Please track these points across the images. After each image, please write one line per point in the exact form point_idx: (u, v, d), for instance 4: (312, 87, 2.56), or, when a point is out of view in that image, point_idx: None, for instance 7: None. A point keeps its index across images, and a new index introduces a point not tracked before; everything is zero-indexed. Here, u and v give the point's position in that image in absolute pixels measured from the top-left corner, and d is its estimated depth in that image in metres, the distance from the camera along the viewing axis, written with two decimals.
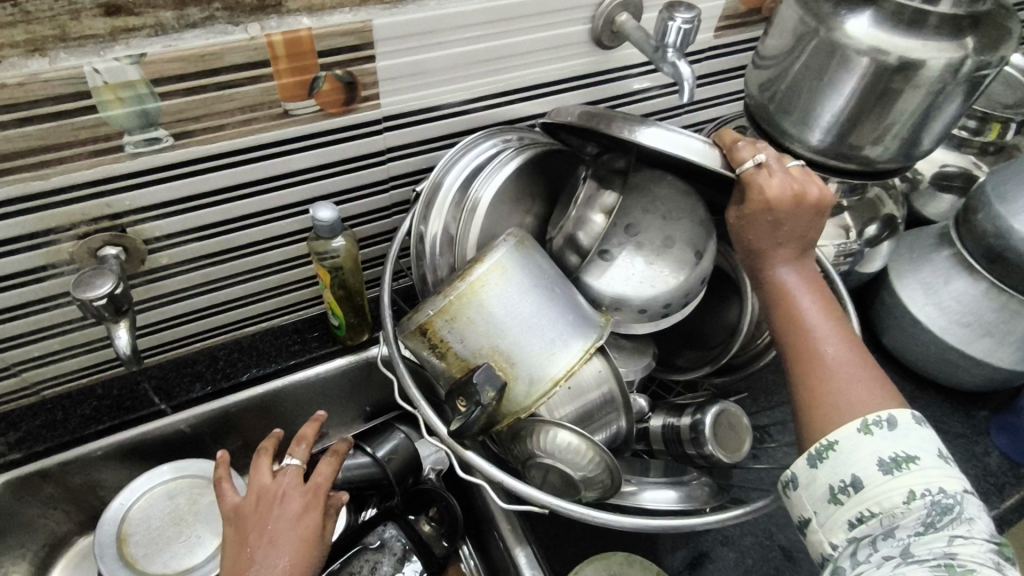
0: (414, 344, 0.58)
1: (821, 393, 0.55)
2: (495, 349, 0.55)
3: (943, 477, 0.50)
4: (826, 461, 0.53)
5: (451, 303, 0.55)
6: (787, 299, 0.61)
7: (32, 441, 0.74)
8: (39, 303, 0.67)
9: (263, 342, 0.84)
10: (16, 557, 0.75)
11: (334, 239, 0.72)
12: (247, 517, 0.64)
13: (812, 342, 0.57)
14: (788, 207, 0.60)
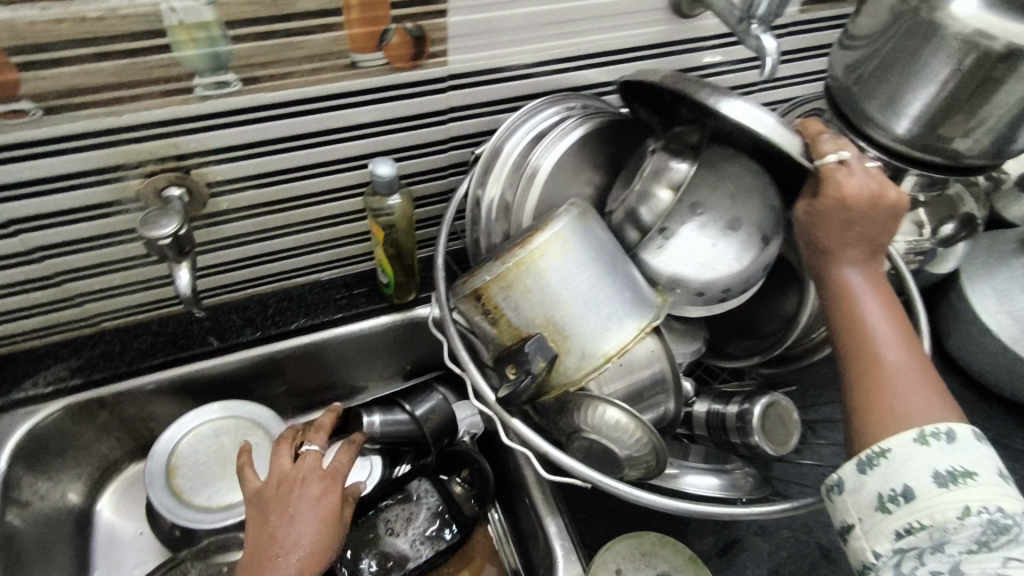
0: (467, 308, 0.57)
1: (879, 396, 0.53)
2: (548, 320, 0.54)
3: (1002, 498, 0.47)
4: (877, 468, 0.50)
5: (509, 270, 0.54)
6: (851, 300, 0.58)
7: (92, 369, 0.77)
8: (105, 237, 0.69)
9: (312, 293, 0.86)
10: (72, 479, 0.80)
11: (392, 197, 0.72)
12: (268, 500, 0.65)
13: (874, 346, 0.55)
14: (863, 208, 0.58)
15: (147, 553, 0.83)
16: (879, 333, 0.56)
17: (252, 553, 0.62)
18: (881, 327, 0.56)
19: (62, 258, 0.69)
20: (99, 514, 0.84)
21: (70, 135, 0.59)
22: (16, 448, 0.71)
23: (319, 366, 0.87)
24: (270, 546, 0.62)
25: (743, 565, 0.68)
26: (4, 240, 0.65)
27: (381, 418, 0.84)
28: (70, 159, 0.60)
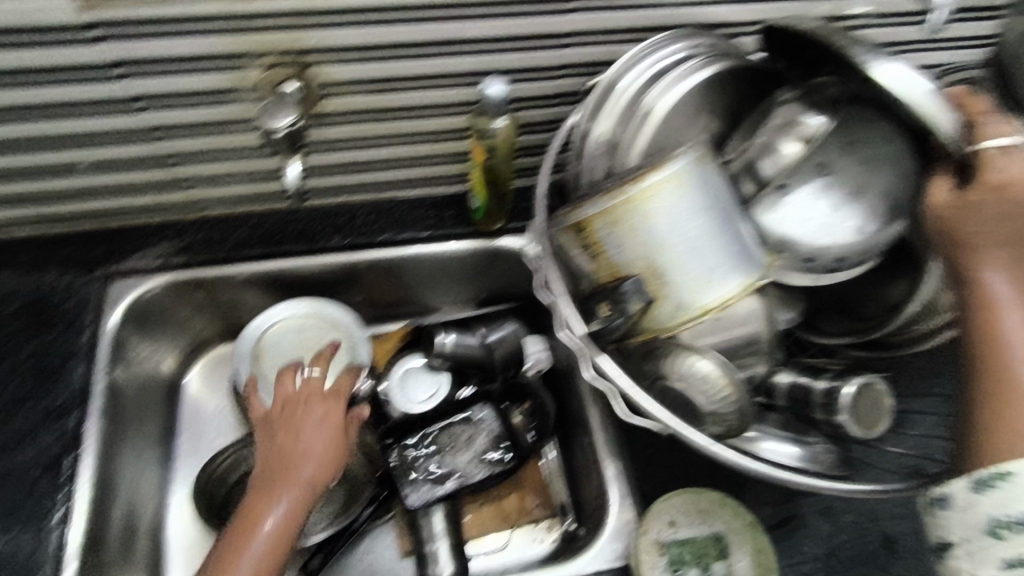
0: (567, 239, 0.55)
1: (1007, 418, 0.50)
2: (650, 264, 0.52)
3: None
4: (995, 489, 0.48)
5: (618, 206, 0.51)
6: (986, 311, 0.52)
7: (194, 251, 0.81)
8: (219, 125, 0.71)
9: (402, 210, 0.86)
10: (162, 348, 0.86)
11: (497, 118, 0.69)
12: (276, 420, 0.70)
13: (1005, 363, 0.51)
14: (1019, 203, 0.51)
15: (224, 429, 0.89)
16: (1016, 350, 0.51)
17: (264, 465, 0.66)
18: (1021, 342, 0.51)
19: (177, 140, 0.72)
20: (186, 387, 0.90)
21: (198, 16, 0.60)
22: (127, 308, 0.77)
23: (398, 281, 0.88)
24: (282, 459, 0.66)
25: (800, 542, 0.67)
26: (124, 113, 0.67)
27: (453, 339, 0.86)
28: (198, 40, 0.62)
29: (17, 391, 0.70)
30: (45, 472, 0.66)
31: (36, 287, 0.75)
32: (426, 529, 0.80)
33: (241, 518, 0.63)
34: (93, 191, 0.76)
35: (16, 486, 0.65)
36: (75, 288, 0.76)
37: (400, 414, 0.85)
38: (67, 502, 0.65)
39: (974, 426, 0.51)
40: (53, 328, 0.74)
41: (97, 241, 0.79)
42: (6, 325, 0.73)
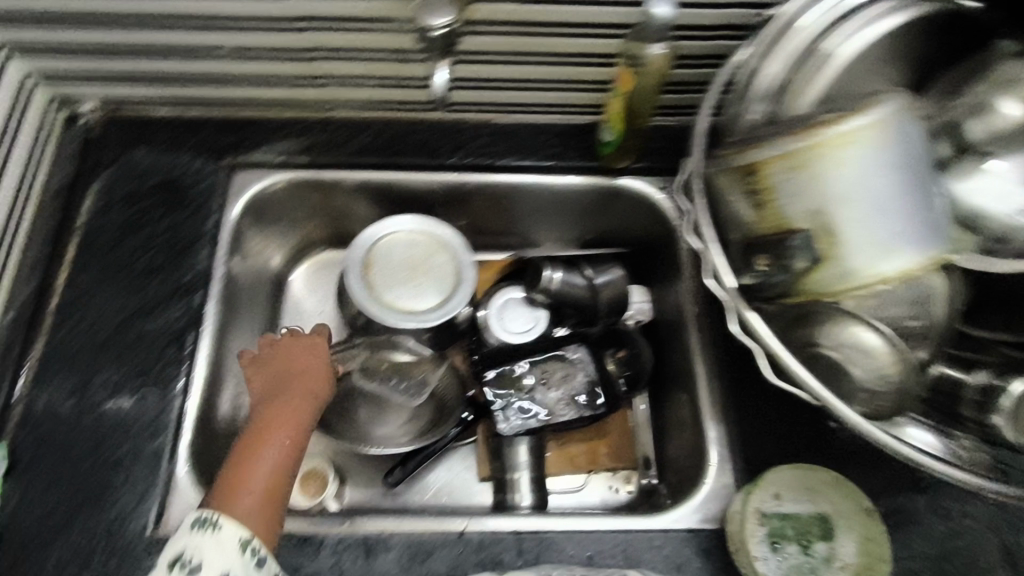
0: (734, 182, 0.51)
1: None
2: (827, 220, 0.47)
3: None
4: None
5: (807, 148, 0.46)
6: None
7: (318, 151, 0.80)
8: (364, 21, 0.68)
9: (526, 134, 0.82)
10: (275, 240, 0.87)
11: (654, 44, 0.64)
12: (269, 359, 0.71)
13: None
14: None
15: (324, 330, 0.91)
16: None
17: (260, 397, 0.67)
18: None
19: (319, 32, 0.70)
20: (292, 283, 0.92)
21: None
22: (250, 202, 0.78)
23: (510, 211, 0.87)
24: (281, 387, 0.68)
25: (910, 538, 0.63)
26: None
27: (560, 277, 0.83)
28: None
29: (150, 263, 0.72)
30: (171, 342, 0.69)
31: (170, 166, 0.77)
32: (510, 458, 0.80)
33: (248, 435, 0.62)
34: (231, 77, 0.75)
35: (146, 351, 0.68)
36: (206, 172, 0.77)
37: (495, 344, 0.85)
38: (187, 378, 0.68)
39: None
40: (185, 207, 0.75)
41: (227, 129, 0.79)
42: (142, 199, 0.75)
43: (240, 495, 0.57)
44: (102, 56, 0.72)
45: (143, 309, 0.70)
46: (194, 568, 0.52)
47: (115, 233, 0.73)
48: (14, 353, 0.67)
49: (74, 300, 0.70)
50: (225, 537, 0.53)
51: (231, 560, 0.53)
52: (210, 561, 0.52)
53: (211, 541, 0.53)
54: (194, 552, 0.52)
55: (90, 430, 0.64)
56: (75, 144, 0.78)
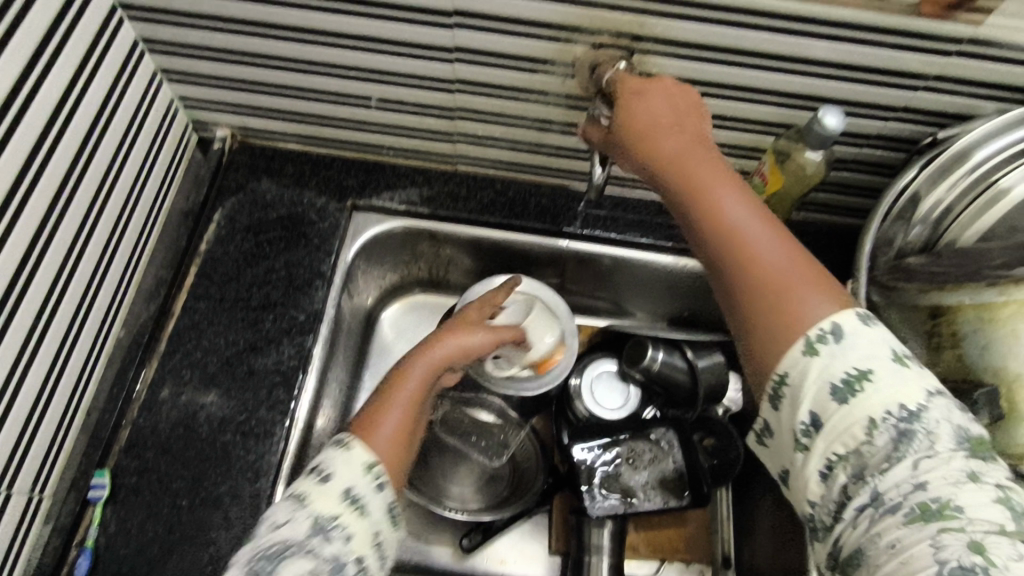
0: (912, 319, 0.52)
1: (779, 294, 0.46)
2: (1018, 377, 0.46)
3: (919, 395, 0.42)
4: (784, 401, 0.45)
5: (1006, 306, 0.46)
6: (690, 197, 0.51)
7: (439, 203, 0.80)
8: (512, 91, 0.67)
9: (648, 211, 0.82)
10: (375, 280, 0.86)
11: (814, 150, 0.61)
12: (468, 314, 0.68)
13: (754, 245, 0.48)
14: (677, 89, 0.56)
15: None
16: (715, 215, 0.49)
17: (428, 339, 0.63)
18: (716, 208, 0.50)
19: (470, 95, 0.69)
20: (382, 321, 0.89)
21: None
22: (363, 244, 0.78)
23: (617, 280, 0.84)
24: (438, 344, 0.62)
25: None
26: (439, 62, 0.65)
27: (663, 356, 0.81)
28: (539, 6, 0.57)
29: (266, 297, 0.72)
30: (280, 380, 0.68)
31: (294, 202, 0.78)
32: (592, 538, 0.76)
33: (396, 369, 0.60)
34: (368, 122, 0.75)
35: (255, 388, 0.68)
36: (329, 211, 0.78)
37: (588, 415, 0.83)
38: (290, 422, 0.67)
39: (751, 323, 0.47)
40: (305, 246, 0.76)
41: (354, 171, 0.81)
42: (264, 231, 0.76)
43: (377, 426, 0.54)
44: (249, 89, 0.73)
45: (256, 343, 0.70)
46: (328, 477, 0.50)
47: (234, 262, 0.74)
48: (128, 376, 0.68)
49: (190, 325, 0.70)
50: (353, 457, 0.51)
51: (356, 478, 0.50)
52: (343, 472, 0.50)
53: (342, 456, 0.51)
54: (329, 463, 0.51)
55: (193, 463, 0.64)
56: (207, 165, 0.80)
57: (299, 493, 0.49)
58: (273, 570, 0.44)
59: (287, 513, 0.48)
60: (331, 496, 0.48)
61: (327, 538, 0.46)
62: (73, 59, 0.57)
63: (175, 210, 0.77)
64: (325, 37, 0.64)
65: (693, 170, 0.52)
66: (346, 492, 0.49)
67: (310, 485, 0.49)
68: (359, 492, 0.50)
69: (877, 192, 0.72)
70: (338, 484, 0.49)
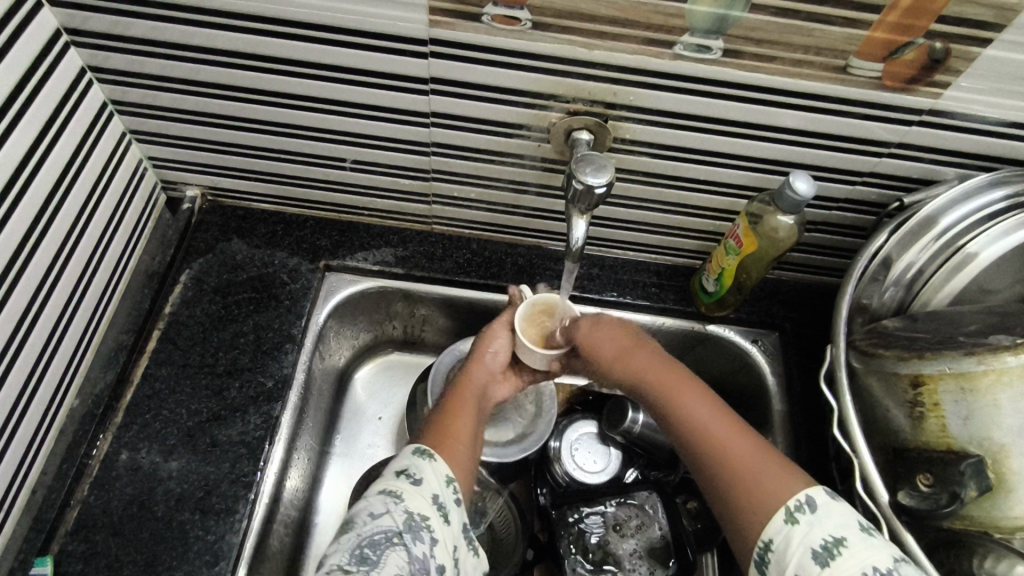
0: (893, 389, 0.51)
1: (745, 485, 0.52)
2: (1003, 448, 0.46)
3: (887, 560, 0.46)
4: (771, 566, 0.48)
5: (986, 376, 0.46)
6: (661, 396, 0.60)
7: (414, 263, 0.79)
8: (488, 154, 0.68)
9: (624, 271, 0.78)
10: (348, 341, 0.83)
11: (786, 215, 0.62)
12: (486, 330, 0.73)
13: (718, 445, 0.55)
14: (621, 330, 0.66)
15: (381, 438, 0.83)
16: (688, 431, 0.57)
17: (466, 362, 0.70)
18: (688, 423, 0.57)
19: (446, 158, 0.69)
20: (354, 382, 0.86)
21: (534, 53, 0.56)
22: (336, 304, 0.76)
23: None
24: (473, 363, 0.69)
25: None
26: (414, 126, 0.65)
27: (644, 419, 0.79)
28: (513, 74, 0.58)
29: (233, 362, 0.70)
30: (245, 453, 0.65)
31: (265, 263, 0.76)
32: None
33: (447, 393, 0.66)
34: (343, 183, 0.75)
35: (217, 461, 0.64)
36: (301, 273, 0.76)
37: (568, 480, 0.80)
38: (253, 497, 0.63)
39: (728, 508, 0.52)
40: (276, 307, 0.73)
41: (327, 231, 0.79)
42: (233, 293, 0.74)
43: (448, 442, 0.58)
44: (221, 150, 0.72)
45: (220, 413, 0.67)
46: (418, 480, 0.53)
47: (200, 326, 0.71)
48: (79, 450, 0.64)
49: (150, 394, 0.67)
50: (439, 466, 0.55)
51: (440, 486, 0.54)
52: (432, 478, 0.54)
53: (430, 464, 0.54)
54: (417, 468, 0.54)
55: (147, 545, 0.59)
56: (175, 226, 0.78)
57: (394, 490, 0.52)
58: (376, 559, 0.49)
59: (383, 505, 0.51)
60: (423, 496, 0.52)
61: (418, 536, 0.50)
62: (36, 122, 0.55)
63: (139, 272, 0.74)
64: (300, 101, 0.64)
65: (663, 364, 0.62)
66: (435, 499, 0.53)
67: (404, 485, 0.53)
68: (444, 500, 0.53)
69: (847, 251, 0.73)
70: (429, 488, 0.53)
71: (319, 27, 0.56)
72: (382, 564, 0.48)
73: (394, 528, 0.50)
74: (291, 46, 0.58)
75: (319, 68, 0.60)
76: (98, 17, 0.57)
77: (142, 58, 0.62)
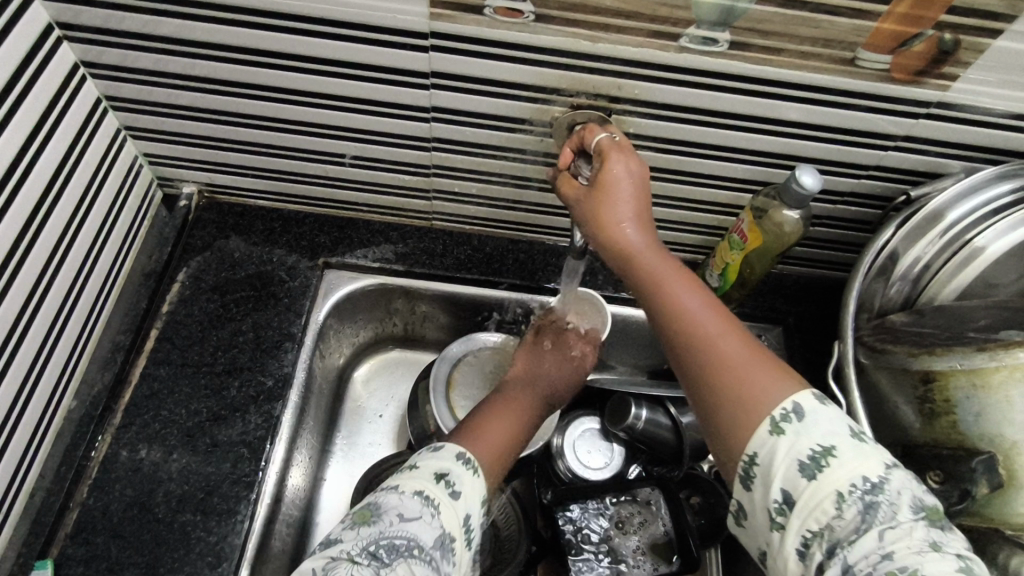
0: (902, 385, 0.51)
1: (727, 381, 0.48)
2: (1014, 445, 0.46)
3: (878, 468, 0.44)
4: (756, 480, 0.46)
5: (999, 372, 0.46)
6: (657, 298, 0.53)
7: (415, 260, 0.78)
8: (490, 149, 0.67)
9: None
10: (348, 339, 0.82)
11: (792, 209, 0.62)
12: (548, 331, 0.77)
13: (707, 341, 0.50)
14: (634, 202, 0.55)
15: (382, 436, 0.83)
16: (675, 323, 0.52)
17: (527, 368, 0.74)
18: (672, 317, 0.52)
19: (447, 153, 0.68)
20: (354, 380, 0.85)
21: (538, 47, 0.55)
22: (336, 302, 0.76)
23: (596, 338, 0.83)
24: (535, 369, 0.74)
25: None
26: (415, 121, 0.64)
27: (647, 414, 0.78)
28: (516, 68, 0.57)
29: (232, 362, 0.69)
30: (245, 453, 0.64)
31: (264, 260, 0.75)
32: None
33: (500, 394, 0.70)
34: (341, 180, 0.74)
35: (218, 462, 0.63)
36: (300, 270, 0.75)
37: (571, 476, 0.80)
38: (255, 498, 0.62)
39: (712, 408, 0.49)
40: (275, 306, 0.72)
41: (327, 228, 0.79)
42: (231, 291, 0.73)
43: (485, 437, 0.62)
44: (217, 147, 0.71)
45: (220, 414, 0.66)
46: (457, 492, 0.52)
47: (198, 325, 0.70)
48: (78, 452, 0.63)
49: (149, 395, 0.66)
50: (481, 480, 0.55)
51: (476, 504, 0.53)
52: (467, 495, 0.53)
53: (471, 479, 0.54)
54: (458, 477, 0.53)
55: (148, 547, 0.59)
56: (172, 223, 0.77)
57: (431, 497, 0.51)
58: (389, 560, 0.47)
59: (417, 510, 0.50)
60: (457, 514, 0.51)
61: (445, 556, 0.49)
62: (30, 118, 0.54)
63: (136, 271, 0.73)
64: (299, 96, 0.63)
65: (667, 275, 0.54)
66: (468, 517, 0.52)
67: (442, 496, 0.51)
68: (474, 523, 0.53)
69: (852, 245, 0.73)
70: (463, 504, 0.52)
71: (318, 21, 0.55)
72: (394, 567, 0.46)
73: (421, 540, 0.48)
74: (290, 40, 0.57)
75: (317, 62, 0.59)
76: (90, 11, 0.56)
77: (138, 53, 0.60)
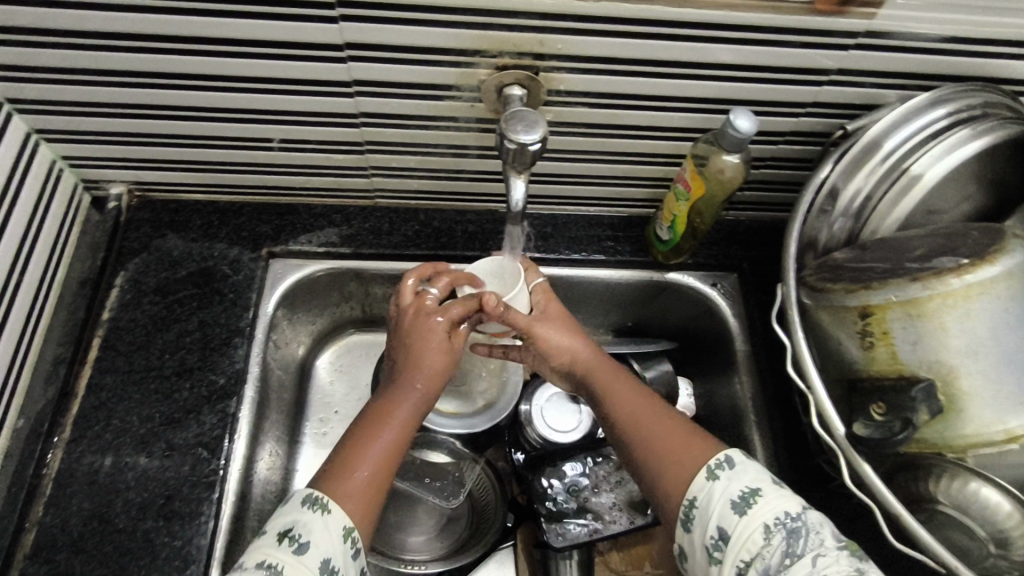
0: (842, 322, 0.52)
1: (666, 446, 0.55)
2: (952, 369, 0.48)
3: (797, 504, 0.49)
4: (694, 521, 0.51)
5: (931, 299, 0.48)
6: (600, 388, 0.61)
7: (362, 241, 0.76)
8: (421, 119, 0.64)
9: (576, 227, 0.76)
10: (304, 327, 0.80)
11: (731, 154, 0.61)
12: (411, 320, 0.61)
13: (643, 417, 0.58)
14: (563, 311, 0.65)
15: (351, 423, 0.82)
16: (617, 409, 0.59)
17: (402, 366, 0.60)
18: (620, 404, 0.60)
19: (378, 127, 0.66)
20: (317, 369, 0.83)
21: (452, 7, 0.53)
22: (284, 292, 0.73)
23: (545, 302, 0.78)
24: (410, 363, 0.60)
25: None
26: (339, 97, 0.62)
27: None
28: (434, 31, 0.55)
29: (181, 363, 0.67)
30: (203, 453, 0.63)
31: (204, 256, 0.73)
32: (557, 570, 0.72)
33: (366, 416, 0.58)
34: (274, 165, 0.71)
35: (177, 465, 0.62)
36: (243, 262, 0.73)
37: (541, 442, 0.79)
38: (218, 497, 0.62)
39: (655, 472, 0.55)
40: (220, 302, 0.71)
41: (267, 216, 0.76)
42: (174, 291, 0.71)
43: (348, 480, 0.53)
44: (138, 143, 0.68)
45: (173, 418, 0.64)
46: (304, 545, 0.48)
47: (142, 330, 0.68)
48: (29, 471, 0.61)
49: (97, 405, 0.64)
50: (332, 523, 0.51)
51: (334, 546, 0.50)
52: (320, 540, 0.49)
53: (320, 522, 0.50)
54: (305, 527, 0.49)
55: (112, 559, 0.58)
56: (104, 226, 0.73)
57: (273, 563, 0.47)
58: None
59: None
60: (308, 566, 0.47)
61: None
62: None
63: (70, 281, 0.71)
64: (213, 81, 0.60)
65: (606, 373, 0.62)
66: (325, 563, 0.48)
67: (287, 554, 0.48)
68: (337, 563, 0.49)
69: (799, 184, 0.72)
70: (316, 553, 0.48)
71: None
72: None
73: None
74: (193, 22, 0.54)
75: (225, 43, 0.56)
76: None
77: (32, 50, 0.57)
